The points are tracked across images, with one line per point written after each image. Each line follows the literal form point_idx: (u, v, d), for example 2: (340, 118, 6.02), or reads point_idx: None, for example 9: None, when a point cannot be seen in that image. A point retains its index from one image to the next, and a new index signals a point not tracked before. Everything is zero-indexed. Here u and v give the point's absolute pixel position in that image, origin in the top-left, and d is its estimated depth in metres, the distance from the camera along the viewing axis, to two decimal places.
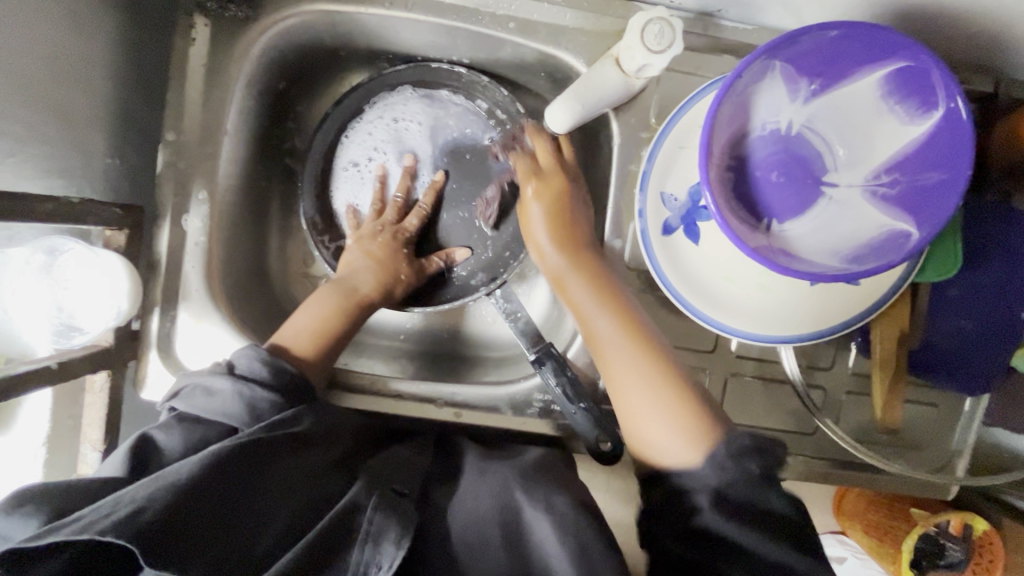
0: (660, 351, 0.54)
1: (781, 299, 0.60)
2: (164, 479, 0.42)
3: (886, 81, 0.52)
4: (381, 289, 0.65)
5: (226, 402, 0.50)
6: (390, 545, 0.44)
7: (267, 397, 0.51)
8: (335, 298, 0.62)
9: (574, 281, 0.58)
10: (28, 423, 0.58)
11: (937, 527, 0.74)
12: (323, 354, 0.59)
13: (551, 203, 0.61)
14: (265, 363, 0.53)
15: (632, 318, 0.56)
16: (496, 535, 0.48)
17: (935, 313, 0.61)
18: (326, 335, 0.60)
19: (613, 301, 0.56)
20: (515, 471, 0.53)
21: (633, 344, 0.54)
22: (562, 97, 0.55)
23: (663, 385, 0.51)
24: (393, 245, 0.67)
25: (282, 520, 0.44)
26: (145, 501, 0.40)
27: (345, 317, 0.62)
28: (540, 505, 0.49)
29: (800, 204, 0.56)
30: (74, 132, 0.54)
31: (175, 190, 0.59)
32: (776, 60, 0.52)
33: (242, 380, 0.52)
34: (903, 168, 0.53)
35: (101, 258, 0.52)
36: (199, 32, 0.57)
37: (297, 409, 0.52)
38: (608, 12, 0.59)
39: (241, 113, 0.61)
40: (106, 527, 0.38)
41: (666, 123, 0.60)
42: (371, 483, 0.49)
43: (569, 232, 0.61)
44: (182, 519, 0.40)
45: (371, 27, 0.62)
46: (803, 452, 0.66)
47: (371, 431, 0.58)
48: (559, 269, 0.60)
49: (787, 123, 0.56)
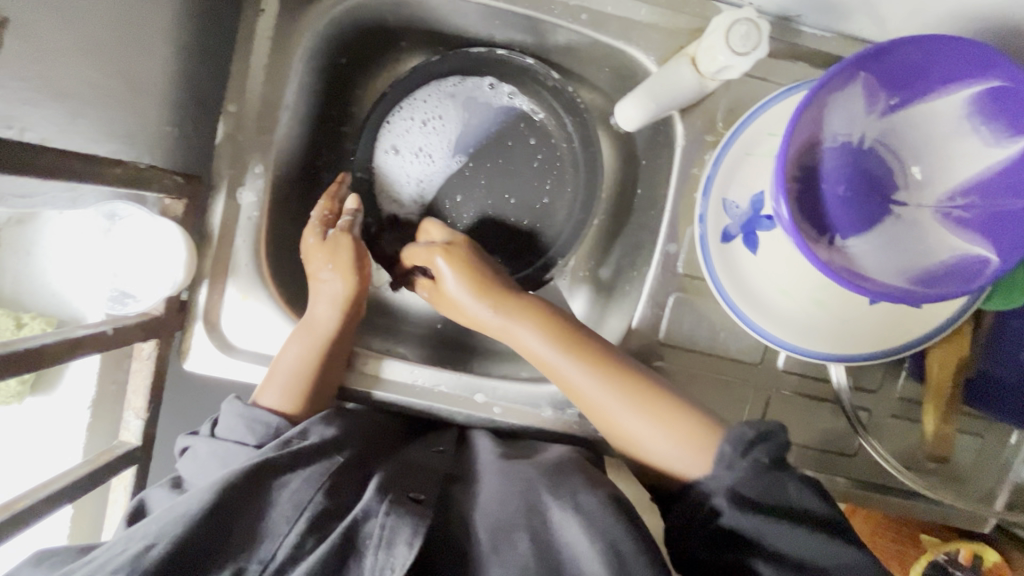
0: (611, 362, 0.55)
1: (836, 317, 0.58)
2: (174, 511, 0.45)
3: (971, 101, 0.50)
4: (342, 317, 0.60)
5: (207, 462, 0.52)
6: (403, 545, 0.44)
7: (245, 451, 0.52)
8: (300, 341, 0.58)
9: (518, 327, 0.58)
10: (73, 388, 0.61)
11: (946, 556, 0.70)
12: (309, 400, 0.58)
13: (462, 262, 0.60)
14: (240, 417, 0.53)
15: (587, 351, 0.56)
16: (522, 540, 0.46)
17: (993, 344, 0.60)
18: (305, 384, 0.57)
19: (560, 331, 0.57)
20: (537, 471, 0.52)
21: (590, 363, 0.55)
22: (634, 94, 0.54)
23: (636, 401, 0.54)
24: (352, 262, 0.61)
25: (296, 531, 0.45)
26: (157, 535, 0.43)
27: (318, 350, 0.58)
28: (567, 505, 0.47)
29: (864, 220, 0.55)
30: (139, 97, 0.53)
31: (232, 162, 0.58)
32: (861, 72, 0.50)
33: (218, 441, 0.52)
34: (981, 191, 0.52)
35: (158, 226, 0.51)
36: (268, 4, 0.56)
37: (308, 424, 0.54)
38: (684, 10, 0.57)
39: (300, 88, 0.60)
40: (117, 564, 0.41)
41: (735, 127, 0.58)
42: (384, 486, 0.48)
43: (489, 286, 0.59)
44: (194, 546, 0.43)
45: (438, 10, 0.61)
46: (840, 473, 0.66)
47: (386, 433, 0.59)
48: (504, 327, 0.58)
49: (859, 136, 0.55)
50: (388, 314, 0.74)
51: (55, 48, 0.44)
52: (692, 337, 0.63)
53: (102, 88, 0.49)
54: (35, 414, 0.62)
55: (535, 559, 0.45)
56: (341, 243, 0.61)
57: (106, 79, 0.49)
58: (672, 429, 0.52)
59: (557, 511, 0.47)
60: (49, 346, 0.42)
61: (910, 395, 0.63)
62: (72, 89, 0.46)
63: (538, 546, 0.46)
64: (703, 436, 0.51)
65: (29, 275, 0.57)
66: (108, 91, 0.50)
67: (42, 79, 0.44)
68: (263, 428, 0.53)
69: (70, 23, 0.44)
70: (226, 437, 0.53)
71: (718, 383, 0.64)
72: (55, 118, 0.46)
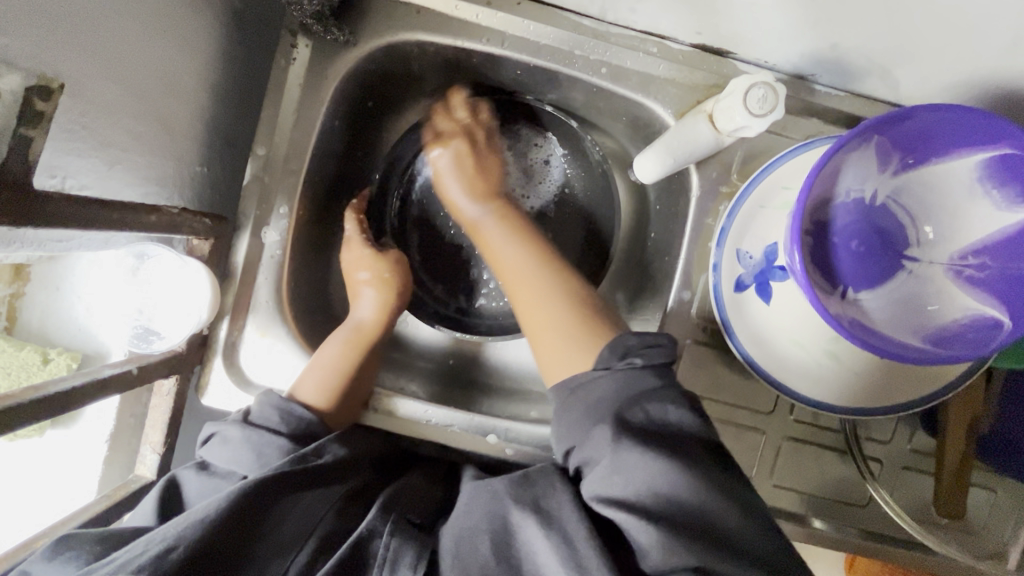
0: (552, 259, 0.61)
1: (849, 370, 0.58)
2: (193, 516, 0.45)
3: (984, 165, 0.51)
4: (382, 320, 0.65)
5: (239, 449, 0.52)
6: (406, 569, 0.45)
7: (277, 442, 0.54)
8: (341, 338, 0.62)
9: (491, 228, 0.64)
10: (92, 422, 0.63)
11: None
12: (343, 403, 0.60)
13: (457, 163, 0.67)
14: (275, 407, 0.55)
15: (540, 249, 0.62)
16: (484, 543, 0.46)
17: (1006, 399, 0.60)
18: (343, 382, 0.60)
19: (523, 232, 0.63)
20: (502, 481, 0.50)
21: (536, 252, 0.61)
22: (652, 149, 0.56)
23: (556, 293, 0.58)
24: (401, 276, 0.67)
25: (307, 550, 0.48)
26: (176, 538, 0.43)
27: (356, 349, 0.63)
28: (526, 507, 0.47)
29: (876, 275, 0.56)
30: (172, 141, 0.54)
31: (258, 202, 0.59)
32: (875, 135, 0.51)
33: (250, 427, 0.53)
34: (993, 252, 0.52)
35: (184, 265, 0.52)
36: (300, 53, 0.58)
37: (324, 441, 0.56)
38: (701, 67, 0.59)
39: (327, 131, 0.61)
40: (139, 565, 0.41)
41: (750, 180, 0.59)
42: (387, 506, 0.51)
43: (485, 187, 0.67)
44: (211, 556, 0.44)
45: (462, 60, 0.63)
46: (852, 524, 0.65)
47: (390, 467, 0.60)
48: (474, 220, 0.66)
49: (872, 193, 0.56)
50: (401, 348, 0.75)
51: (100, 100, 0.45)
52: (705, 383, 0.64)
53: (140, 135, 0.51)
54: (61, 446, 0.65)
55: (496, 562, 0.45)
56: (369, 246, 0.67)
57: (143, 126, 0.50)
58: (577, 320, 0.55)
59: (518, 518, 0.46)
60: (74, 388, 0.42)
61: (921, 446, 0.63)
62: (113, 138, 0.48)
63: (500, 551, 0.46)
64: (594, 333, 0.54)
65: (54, 312, 0.59)
66: (145, 137, 0.51)
67: (86, 130, 0.45)
68: (297, 419, 0.56)
69: (115, 75, 0.46)
70: (260, 424, 0.54)
71: (731, 430, 0.64)
72: (95, 165, 0.47)
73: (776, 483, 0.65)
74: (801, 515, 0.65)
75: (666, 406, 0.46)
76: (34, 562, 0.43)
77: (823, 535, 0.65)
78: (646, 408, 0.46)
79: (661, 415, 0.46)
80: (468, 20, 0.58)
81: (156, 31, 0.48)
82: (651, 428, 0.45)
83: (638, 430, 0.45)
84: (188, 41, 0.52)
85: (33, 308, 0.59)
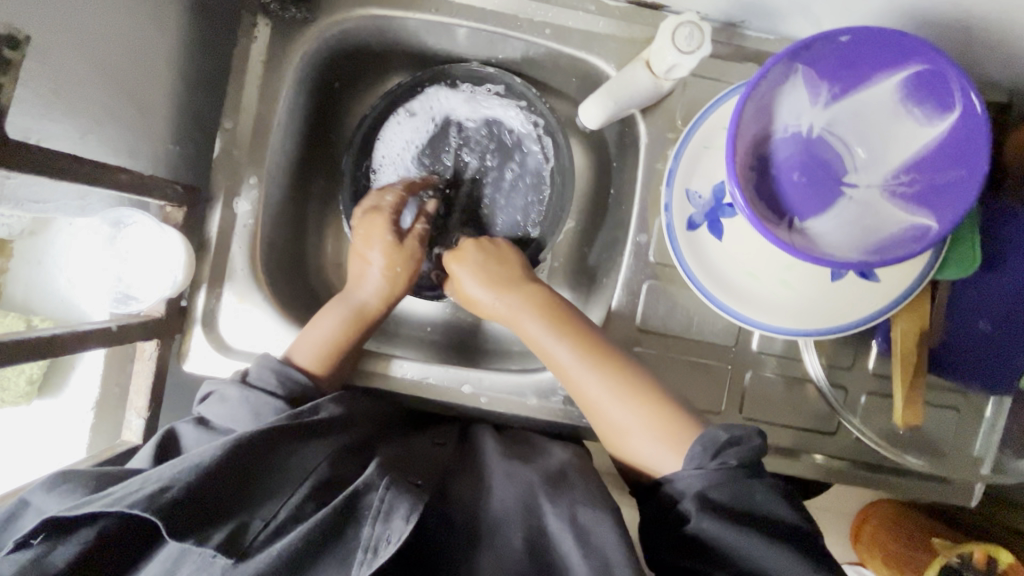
0: (615, 359, 0.59)
1: (803, 295, 0.61)
2: (188, 460, 0.46)
3: (903, 85, 0.54)
4: (386, 305, 0.66)
5: (237, 408, 0.54)
6: (399, 520, 0.46)
7: (274, 404, 0.55)
8: (338, 316, 0.63)
9: (528, 318, 0.62)
10: (78, 387, 0.67)
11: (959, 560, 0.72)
12: (333, 371, 0.62)
13: (488, 262, 0.66)
14: (272, 370, 0.57)
15: (584, 343, 0.59)
16: (518, 536, 0.50)
17: (953, 314, 0.62)
18: (334, 355, 0.62)
19: (575, 331, 0.60)
20: (539, 477, 0.55)
21: (590, 357, 0.59)
22: (595, 96, 0.59)
23: (626, 395, 0.57)
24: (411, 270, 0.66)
25: (298, 496, 0.48)
26: (172, 479, 0.45)
27: (355, 330, 0.63)
28: (563, 515, 0.50)
29: (821, 203, 0.59)
30: (144, 117, 0.58)
31: (228, 175, 0.62)
32: (797, 66, 0.54)
33: (250, 389, 0.55)
34: (921, 167, 0.56)
35: (163, 233, 0.56)
36: (261, 32, 0.61)
37: (319, 401, 0.57)
38: (637, 21, 0.63)
39: (292, 106, 0.65)
40: (135, 500, 0.43)
41: (691, 125, 0.62)
42: (385, 466, 0.52)
43: (508, 279, 0.65)
44: (203, 498, 0.45)
45: (416, 33, 0.66)
46: (826, 453, 0.67)
47: (387, 427, 0.61)
48: (511, 314, 0.63)
49: (808, 126, 0.59)
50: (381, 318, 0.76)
51: (72, 71, 0.49)
52: (668, 322, 0.66)
53: (112, 108, 0.54)
54: (42, 417, 0.67)
55: (527, 555, 0.48)
56: (389, 226, 0.66)
57: (115, 99, 0.54)
58: (653, 422, 0.55)
59: (553, 515, 0.50)
60: (50, 336, 0.44)
61: (883, 371, 0.65)
62: (86, 108, 0.52)
63: (532, 545, 0.49)
64: (686, 435, 0.53)
65: (38, 284, 0.62)
66: (116, 111, 0.55)
67: (59, 99, 0.49)
68: (295, 384, 0.57)
69: (88, 51, 0.50)
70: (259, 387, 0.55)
71: (698, 366, 0.66)
72: (69, 134, 0.51)
73: (746, 416, 0.67)
74: (773, 446, 0.67)
75: (760, 492, 0.47)
76: (37, 493, 0.46)
77: (800, 465, 0.67)
78: (732, 496, 0.46)
79: (750, 502, 0.46)
80: None
81: (124, 10, 0.52)
82: (738, 509, 0.46)
83: (730, 509, 0.46)
84: (155, 21, 0.56)
85: (19, 283, 0.62)
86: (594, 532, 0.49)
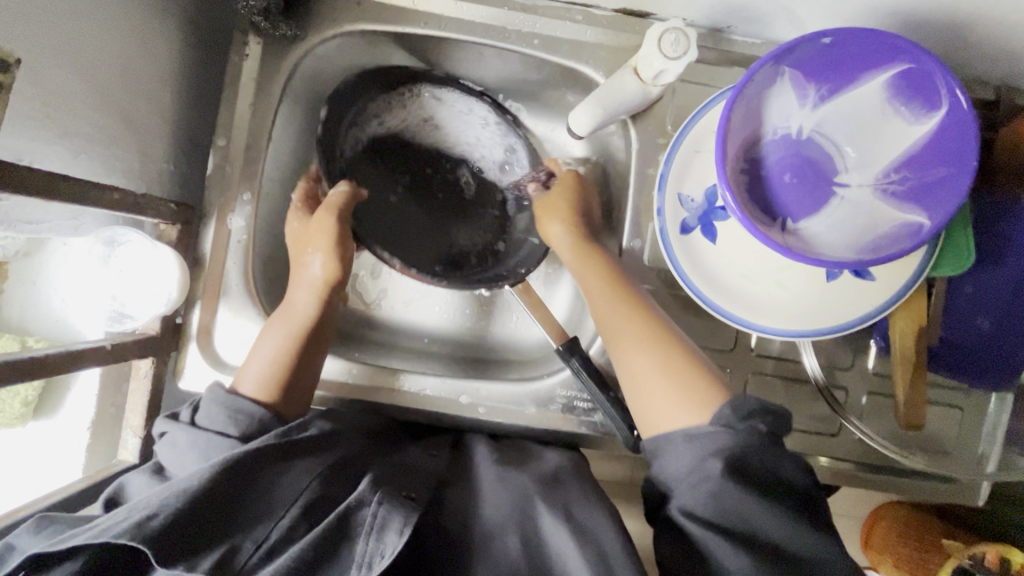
0: (654, 314, 0.59)
1: (799, 296, 0.61)
2: (176, 487, 0.46)
3: (890, 85, 0.55)
4: (323, 304, 0.63)
5: (185, 452, 0.52)
6: (394, 533, 0.46)
7: (227, 445, 0.52)
8: (280, 330, 0.60)
9: (581, 260, 0.64)
10: (75, 405, 0.67)
11: (971, 560, 0.71)
12: (287, 394, 0.59)
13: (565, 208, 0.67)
14: (222, 408, 0.54)
15: (631, 292, 0.61)
16: (513, 543, 0.49)
17: (951, 312, 0.62)
18: (283, 375, 0.58)
19: (621, 280, 0.61)
20: (534, 483, 0.54)
21: (634, 305, 0.59)
22: (584, 103, 0.60)
23: (663, 346, 0.56)
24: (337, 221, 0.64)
25: (289, 515, 0.48)
26: (158, 507, 0.44)
27: (294, 342, 0.60)
28: (559, 515, 0.50)
29: (813, 203, 0.59)
30: (137, 136, 0.58)
31: (221, 191, 0.62)
32: (784, 68, 0.54)
33: (199, 430, 0.53)
34: (910, 166, 0.56)
35: (156, 250, 0.58)
36: (252, 50, 0.62)
37: (308, 418, 0.58)
38: (625, 29, 0.63)
39: (285, 121, 0.65)
40: (120, 529, 0.42)
41: (681, 130, 0.63)
42: (379, 481, 0.51)
43: (575, 219, 0.66)
44: (193, 523, 0.44)
45: (407, 46, 0.67)
46: (829, 454, 0.67)
47: (380, 440, 0.61)
48: (569, 255, 0.65)
49: (797, 128, 0.59)
50: (378, 330, 0.75)
51: (63, 91, 0.50)
52: None
53: (103, 127, 0.55)
54: (36, 438, 0.67)
55: (526, 561, 0.47)
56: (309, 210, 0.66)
57: (106, 119, 0.55)
58: (683, 375, 0.53)
59: (547, 515, 0.50)
60: (41, 356, 0.44)
61: (884, 371, 0.65)
62: (78, 128, 0.52)
63: (530, 552, 0.48)
64: (713, 393, 0.52)
65: (35, 305, 0.61)
66: (108, 130, 0.55)
67: (50, 120, 0.49)
68: (247, 418, 0.54)
69: (81, 73, 0.51)
70: (208, 427, 0.53)
71: None
72: (59, 154, 0.51)
73: None
74: None
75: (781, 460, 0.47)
76: (23, 536, 0.45)
77: None
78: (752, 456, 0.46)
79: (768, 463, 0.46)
80: (407, 7, 0.63)
81: (115, 32, 0.53)
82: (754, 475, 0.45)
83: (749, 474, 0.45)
84: (147, 41, 0.56)
85: (12, 303, 0.61)
86: (591, 539, 0.48)
